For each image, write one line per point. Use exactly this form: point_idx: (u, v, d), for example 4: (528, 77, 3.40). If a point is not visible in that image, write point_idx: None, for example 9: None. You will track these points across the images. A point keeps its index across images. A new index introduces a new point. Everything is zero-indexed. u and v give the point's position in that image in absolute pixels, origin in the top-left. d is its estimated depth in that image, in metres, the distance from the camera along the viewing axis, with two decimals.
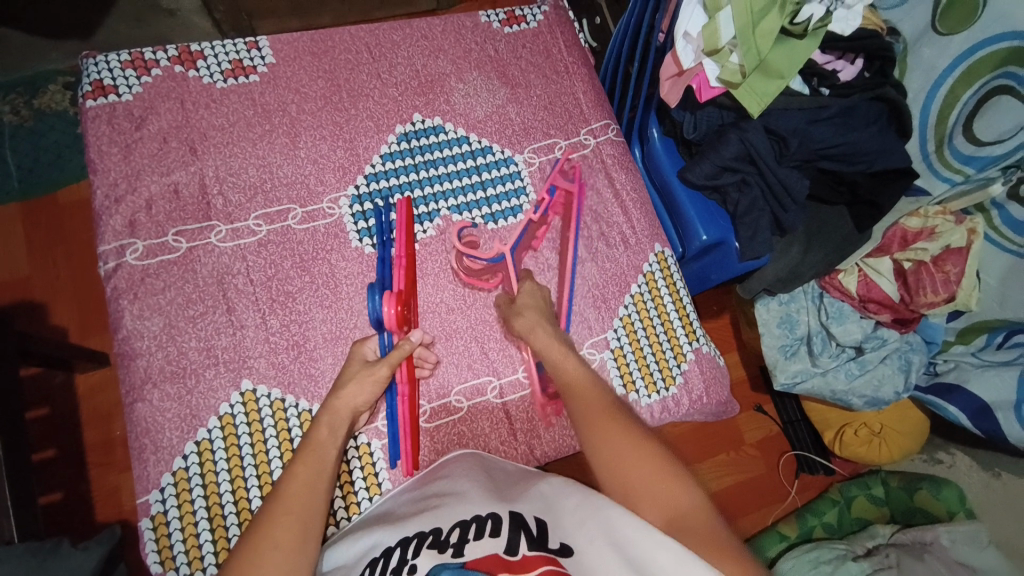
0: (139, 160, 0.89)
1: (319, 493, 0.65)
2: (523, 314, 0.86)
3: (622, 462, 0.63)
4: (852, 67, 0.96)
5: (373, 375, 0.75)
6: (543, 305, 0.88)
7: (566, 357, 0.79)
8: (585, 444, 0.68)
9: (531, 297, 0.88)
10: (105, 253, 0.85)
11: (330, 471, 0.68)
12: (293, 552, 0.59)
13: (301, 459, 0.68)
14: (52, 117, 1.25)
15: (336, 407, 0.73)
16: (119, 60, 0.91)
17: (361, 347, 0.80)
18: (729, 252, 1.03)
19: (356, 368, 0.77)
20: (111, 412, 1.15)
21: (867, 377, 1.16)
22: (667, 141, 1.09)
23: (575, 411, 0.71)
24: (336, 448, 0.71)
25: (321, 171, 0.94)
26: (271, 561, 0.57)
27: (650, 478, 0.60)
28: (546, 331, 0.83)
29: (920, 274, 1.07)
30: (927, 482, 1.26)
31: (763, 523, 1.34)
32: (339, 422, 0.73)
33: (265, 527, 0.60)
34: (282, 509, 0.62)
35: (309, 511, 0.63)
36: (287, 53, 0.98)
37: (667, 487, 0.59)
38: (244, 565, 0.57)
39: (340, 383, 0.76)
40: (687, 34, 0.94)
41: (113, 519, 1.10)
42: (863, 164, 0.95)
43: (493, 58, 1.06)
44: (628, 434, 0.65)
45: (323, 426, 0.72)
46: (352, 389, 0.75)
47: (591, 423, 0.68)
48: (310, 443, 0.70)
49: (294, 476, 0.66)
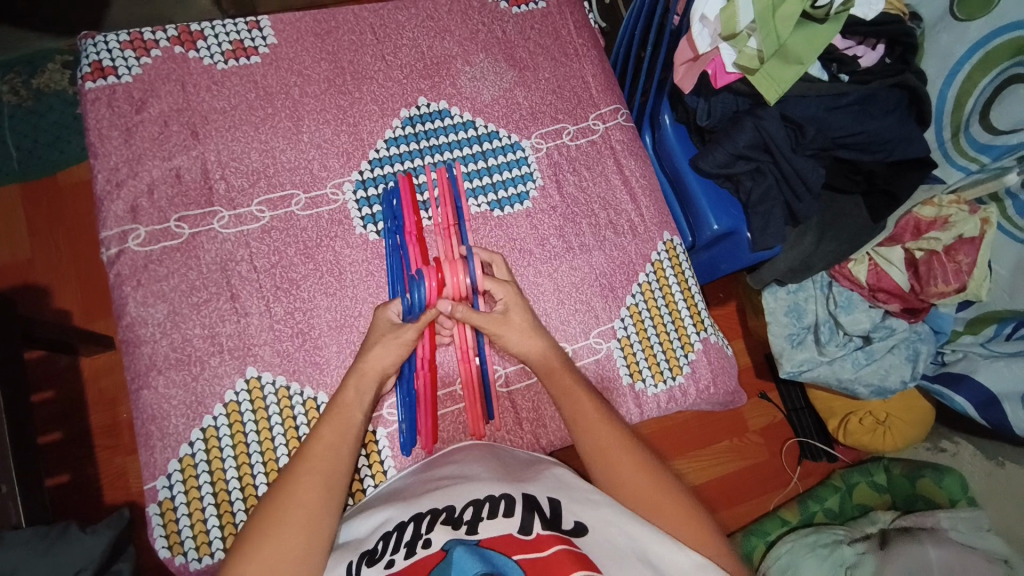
0: (140, 144, 0.87)
1: (344, 454, 0.66)
2: (529, 340, 0.78)
3: (649, 499, 0.63)
4: (873, 54, 0.93)
5: (399, 338, 0.74)
6: (540, 327, 0.79)
7: (574, 382, 0.74)
8: (603, 481, 0.67)
9: (522, 317, 0.79)
10: (107, 239, 0.84)
11: (355, 435, 0.69)
12: (318, 511, 0.61)
13: (327, 420, 0.69)
14: (51, 97, 1.23)
15: (363, 370, 0.73)
16: (118, 40, 0.89)
17: (384, 309, 0.78)
18: (741, 242, 1.02)
19: (382, 331, 0.76)
20: (116, 396, 1.16)
21: (875, 366, 1.15)
22: (679, 128, 1.06)
23: (586, 439, 0.69)
24: (362, 411, 0.71)
25: (325, 156, 0.92)
26: (295, 519, 0.59)
27: (679, 518, 0.62)
28: (558, 357, 0.77)
29: (932, 263, 1.05)
30: (929, 469, 1.25)
31: (764, 510, 1.35)
32: (366, 385, 0.73)
33: (293, 486, 0.62)
34: (307, 470, 0.63)
35: (332, 473, 0.64)
36: (289, 33, 0.95)
37: (687, 518, 0.62)
38: (271, 522, 0.59)
39: (368, 344, 0.76)
40: (704, 17, 0.91)
41: (120, 501, 1.11)
42: (882, 152, 0.93)
43: (501, 39, 1.03)
44: (629, 448, 0.68)
45: (350, 388, 0.72)
46: (378, 351, 0.74)
47: (606, 455, 0.67)
48: (336, 405, 0.70)
49: (319, 438, 0.67)
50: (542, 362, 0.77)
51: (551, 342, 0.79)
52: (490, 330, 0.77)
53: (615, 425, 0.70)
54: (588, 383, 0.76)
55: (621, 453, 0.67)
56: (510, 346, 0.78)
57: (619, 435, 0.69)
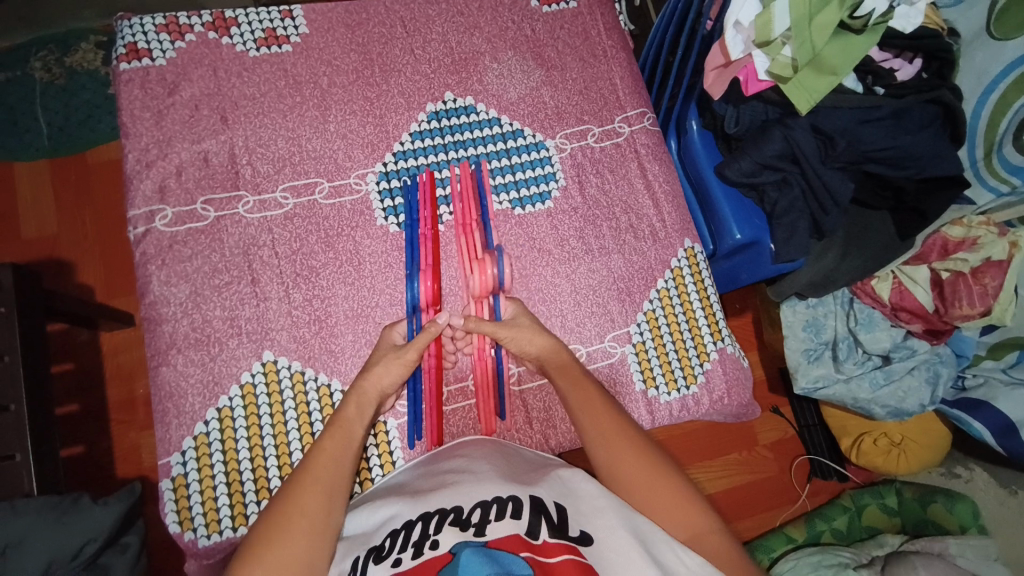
0: (170, 126, 0.89)
1: (345, 466, 0.67)
2: (535, 342, 0.79)
3: (655, 499, 0.62)
4: (910, 67, 0.91)
5: (400, 358, 0.76)
6: (544, 325, 0.81)
7: (582, 377, 0.75)
8: (603, 471, 0.67)
9: (530, 321, 0.81)
10: (134, 218, 0.86)
11: (356, 447, 0.69)
12: (321, 521, 0.61)
13: (329, 432, 0.69)
14: (84, 77, 1.26)
15: (363, 389, 0.74)
16: (154, 23, 0.90)
17: (389, 333, 0.81)
18: (762, 253, 1.01)
19: (384, 351, 0.79)
20: (133, 371, 1.18)
21: (892, 388, 1.13)
22: (706, 134, 1.06)
23: (591, 434, 0.69)
24: (363, 425, 0.72)
25: (350, 146, 0.93)
26: (299, 529, 0.59)
27: (685, 519, 0.61)
28: (567, 355, 0.79)
29: (957, 284, 1.02)
30: (942, 495, 1.23)
31: (769, 525, 1.33)
32: (366, 402, 0.74)
33: (295, 497, 0.62)
34: (310, 480, 0.63)
35: (335, 483, 0.64)
36: (321, 23, 0.96)
37: (693, 520, 0.61)
38: (276, 530, 0.59)
39: (369, 364, 0.77)
40: (738, 23, 0.89)
41: (133, 476, 1.13)
42: (913, 168, 0.91)
43: (530, 37, 1.03)
44: (635, 445, 0.67)
45: (351, 405, 0.73)
46: (379, 371, 0.75)
47: (610, 450, 0.67)
48: (337, 419, 0.71)
49: (321, 450, 0.67)
50: (551, 360, 0.78)
51: (560, 342, 0.81)
52: (499, 336, 0.79)
53: (622, 422, 0.70)
54: (597, 379, 0.76)
55: (626, 449, 0.67)
56: (521, 348, 0.80)
57: (624, 432, 0.68)
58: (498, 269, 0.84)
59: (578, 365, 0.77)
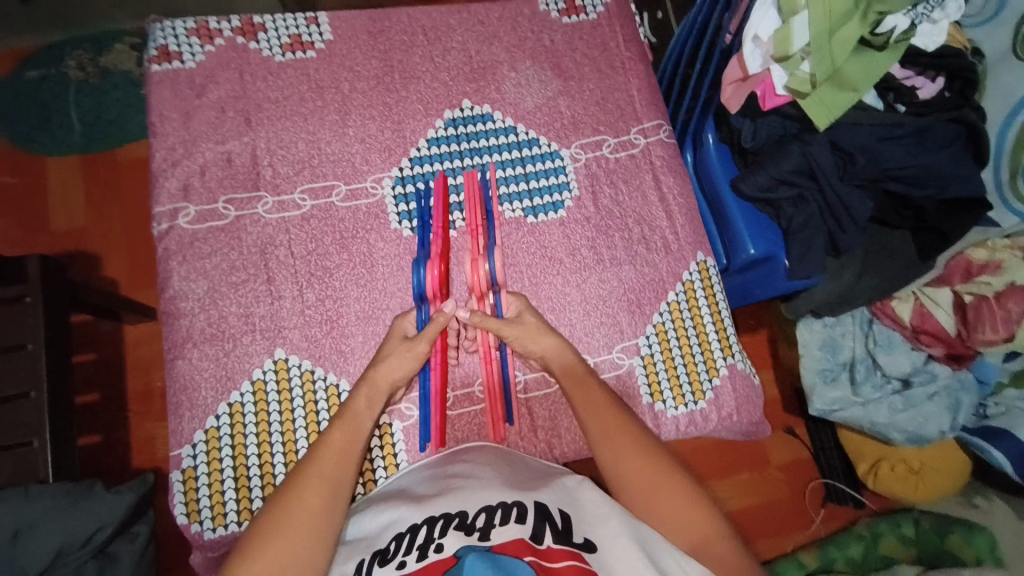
0: (196, 127, 0.91)
1: (351, 460, 0.67)
2: (540, 342, 0.80)
3: (658, 502, 0.62)
4: (932, 86, 0.89)
5: (411, 350, 0.78)
6: (549, 326, 0.82)
7: (588, 378, 0.75)
8: (607, 472, 0.67)
9: (535, 320, 0.82)
10: (158, 214, 0.88)
11: (363, 441, 0.70)
12: (325, 514, 0.61)
13: (338, 425, 0.70)
14: (117, 77, 1.30)
15: (374, 380, 0.76)
16: (185, 27, 0.94)
17: (402, 322, 0.83)
18: (777, 269, 0.99)
19: (394, 344, 0.80)
20: (151, 363, 1.21)
21: (911, 414, 1.10)
22: (722, 148, 1.05)
23: (595, 434, 0.69)
24: (371, 417, 0.73)
25: (368, 150, 0.95)
26: (302, 521, 0.60)
27: (689, 524, 0.60)
28: (572, 355, 0.80)
29: (979, 310, 0.98)
30: (960, 525, 1.18)
31: (778, 548, 1.30)
32: (376, 394, 0.75)
33: (301, 489, 0.63)
34: (316, 473, 0.64)
35: (339, 477, 0.65)
36: (344, 30, 0.98)
37: (698, 525, 0.60)
38: (280, 521, 0.60)
39: (380, 356, 0.79)
40: (757, 37, 0.89)
41: (146, 466, 1.16)
42: (934, 188, 0.90)
43: (548, 48, 1.03)
44: (640, 446, 0.66)
45: (361, 397, 0.74)
46: (390, 363, 0.77)
47: (614, 451, 0.67)
48: (347, 410, 0.72)
49: (329, 443, 0.68)
50: (557, 360, 0.79)
51: (565, 341, 0.82)
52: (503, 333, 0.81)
53: (627, 423, 0.69)
54: (603, 381, 0.76)
55: (630, 450, 0.66)
56: (526, 347, 0.81)
57: (629, 434, 0.68)
58: (489, 265, 0.87)
59: (583, 367, 0.77)
